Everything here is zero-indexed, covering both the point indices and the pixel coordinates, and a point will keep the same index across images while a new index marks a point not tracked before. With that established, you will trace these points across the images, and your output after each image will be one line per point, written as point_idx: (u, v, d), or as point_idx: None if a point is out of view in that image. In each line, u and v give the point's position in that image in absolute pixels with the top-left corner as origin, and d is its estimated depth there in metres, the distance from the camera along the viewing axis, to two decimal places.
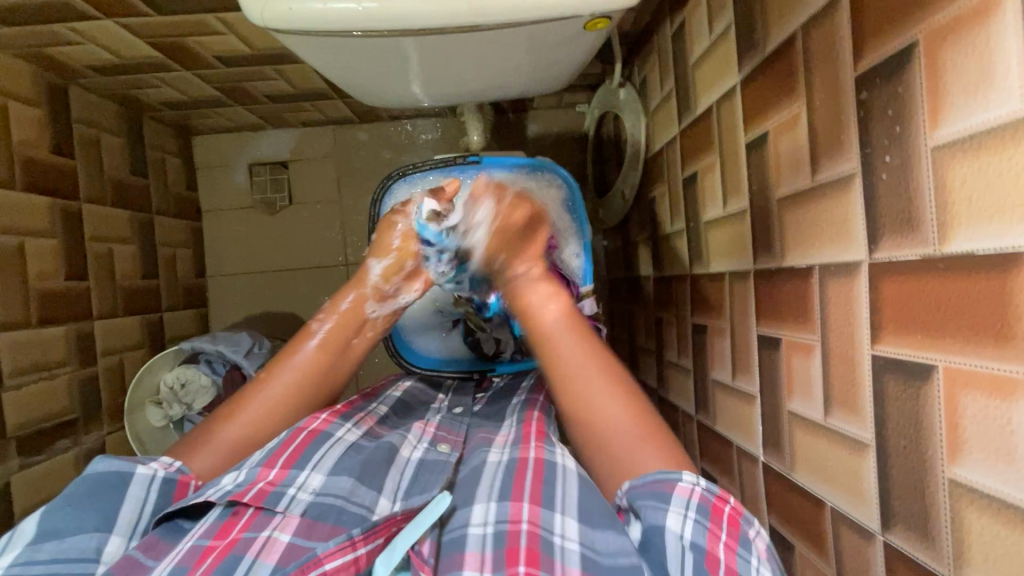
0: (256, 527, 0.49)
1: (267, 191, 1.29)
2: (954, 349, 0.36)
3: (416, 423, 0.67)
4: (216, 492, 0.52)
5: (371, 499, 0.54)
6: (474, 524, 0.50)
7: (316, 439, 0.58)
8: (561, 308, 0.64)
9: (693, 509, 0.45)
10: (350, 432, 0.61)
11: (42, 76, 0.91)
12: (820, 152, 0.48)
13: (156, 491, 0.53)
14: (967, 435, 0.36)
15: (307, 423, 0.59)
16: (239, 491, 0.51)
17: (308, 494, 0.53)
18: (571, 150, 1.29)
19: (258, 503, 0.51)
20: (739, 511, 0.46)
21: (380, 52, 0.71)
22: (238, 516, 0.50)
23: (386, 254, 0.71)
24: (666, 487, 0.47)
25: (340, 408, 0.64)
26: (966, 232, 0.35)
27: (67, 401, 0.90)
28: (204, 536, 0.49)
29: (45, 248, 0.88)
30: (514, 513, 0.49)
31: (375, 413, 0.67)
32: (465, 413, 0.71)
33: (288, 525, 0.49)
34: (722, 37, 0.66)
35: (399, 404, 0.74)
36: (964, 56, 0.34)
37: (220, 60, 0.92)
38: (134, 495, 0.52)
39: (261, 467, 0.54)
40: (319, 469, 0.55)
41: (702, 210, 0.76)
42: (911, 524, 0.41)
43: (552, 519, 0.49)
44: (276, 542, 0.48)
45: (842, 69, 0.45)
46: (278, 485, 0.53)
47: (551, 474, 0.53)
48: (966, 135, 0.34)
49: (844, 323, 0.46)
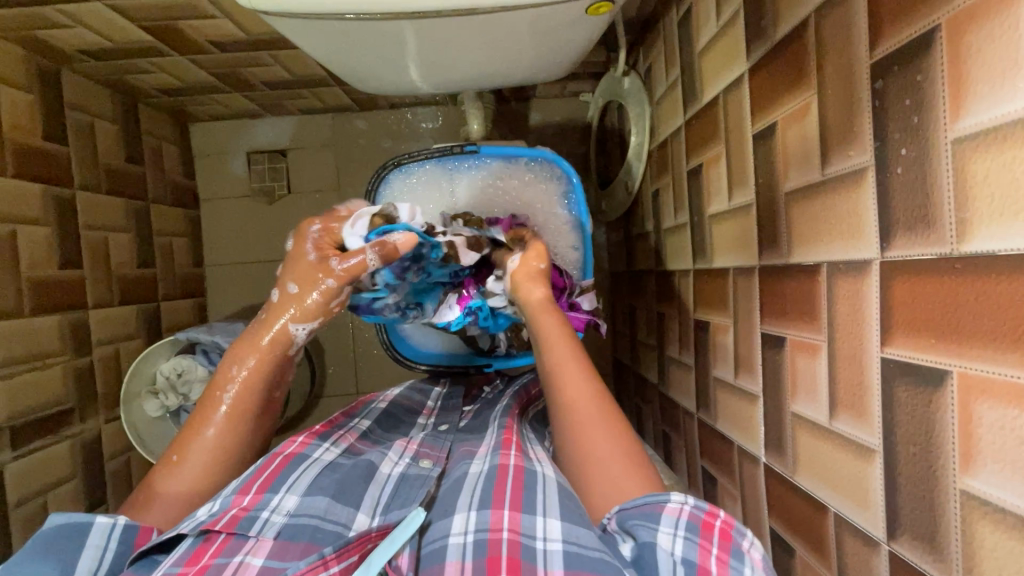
0: (229, 551, 0.47)
1: (265, 181, 1.26)
2: (970, 354, 0.34)
3: (398, 440, 0.65)
4: (188, 522, 0.48)
5: (347, 516, 0.52)
6: (454, 533, 0.48)
7: (292, 462, 0.56)
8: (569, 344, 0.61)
9: (682, 528, 0.43)
10: (328, 452, 0.60)
11: (34, 60, 0.89)
12: (831, 144, 0.46)
13: (117, 538, 0.49)
14: (982, 445, 0.34)
15: (283, 448, 0.58)
16: (212, 520, 0.48)
17: (282, 516, 0.51)
18: (574, 140, 1.27)
19: (229, 528, 0.48)
20: (730, 524, 0.44)
21: (375, 36, 0.68)
22: (210, 543, 0.47)
23: (309, 318, 0.62)
24: (655, 508, 0.45)
25: (318, 428, 0.63)
26: (987, 230, 0.33)
27: (62, 391, 0.89)
28: (174, 564, 0.45)
29: (38, 235, 0.87)
30: (495, 522, 0.48)
31: (355, 429, 0.66)
32: (449, 430, 0.70)
33: (261, 548, 0.47)
34: (730, 24, 0.63)
35: (384, 415, 0.73)
36: (991, 41, 0.32)
37: (215, 45, 0.90)
38: (93, 545, 0.48)
39: (235, 494, 0.51)
40: (293, 490, 0.53)
41: (706, 203, 0.74)
42: (919, 534, 0.39)
43: (534, 524, 0.47)
44: (249, 567, 0.45)
45: (856, 56, 0.42)
46: (251, 510, 0.50)
47: (531, 481, 0.53)
48: (988, 128, 0.32)
49: (852, 322, 0.44)
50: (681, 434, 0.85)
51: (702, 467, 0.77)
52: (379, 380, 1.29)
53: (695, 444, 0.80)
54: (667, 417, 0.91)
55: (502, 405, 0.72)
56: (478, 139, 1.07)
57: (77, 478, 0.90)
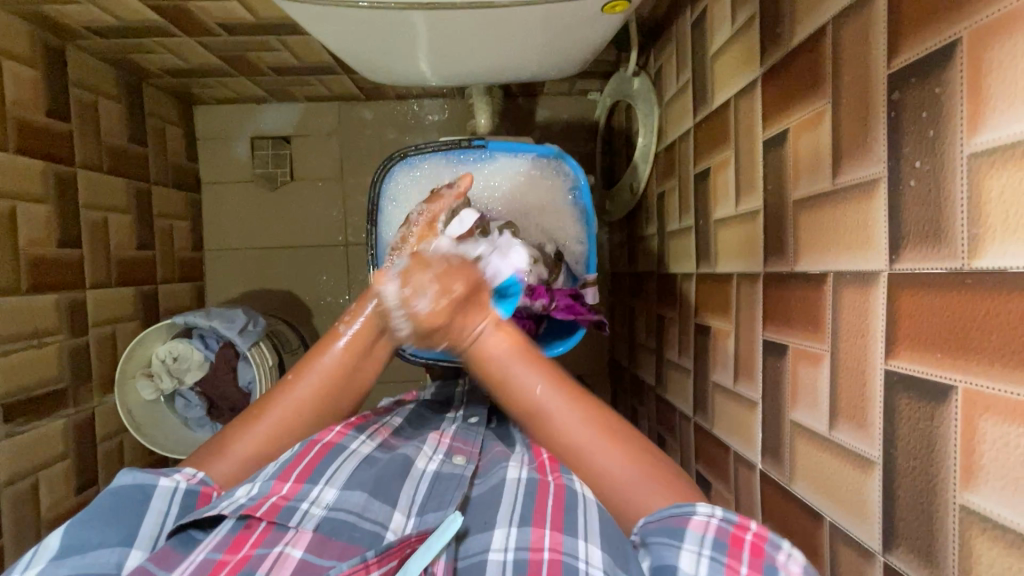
0: (268, 542, 0.47)
1: (269, 166, 1.26)
2: (976, 370, 0.34)
3: (431, 433, 0.64)
4: (228, 505, 0.50)
5: (384, 514, 0.52)
6: (494, 549, 0.48)
7: (331, 452, 0.55)
8: (553, 384, 0.55)
9: (708, 546, 0.43)
10: (364, 445, 0.58)
11: (39, 35, 0.88)
12: (843, 153, 0.46)
13: (179, 502, 0.51)
14: (984, 463, 0.34)
15: (321, 435, 0.56)
16: (252, 504, 0.49)
17: (321, 508, 0.51)
18: (580, 139, 1.27)
19: (271, 518, 0.49)
20: (763, 538, 0.43)
21: (389, 26, 0.68)
22: (250, 531, 0.48)
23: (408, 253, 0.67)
24: (679, 523, 0.45)
25: (354, 419, 0.62)
26: (999, 248, 0.33)
27: (57, 370, 0.88)
28: (215, 550, 0.47)
29: (37, 213, 0.86)
30: (535, 541, 0.47)
31: (389, 424, 0.65)
32: (481, 424, 0.68)
33: (301, 540, 0.47)
34: (745, 28, 0.63)
35: (414, 414, 0.72)
36: (1013, 56, 0.32)
37: (223, 28, 0.90)
38: (156, 509, 0.50)
39: (274, 480, 0.52)
40: (332, 483, 0.53)
41: (713, 208, 0.73)
42: (916, 548, 0.39)
43: (575, 545, 0.47)
44: (288, 559, 0.46)
45: (873, 66, 0.42)
46: (291, 500, 0.51)
47: (572, 500, 0.51)
48: (1005, 144, 0.32)
49: (856, 333, 0.44)
50: (676, 438, 0.85)
51: (696, 471, 0.77)
52: None
53: (690, 447, 0.80)
54: (664, 419, 0.91)
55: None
56: (485, 134, 1.07)
57: (70, 458, 0.89)
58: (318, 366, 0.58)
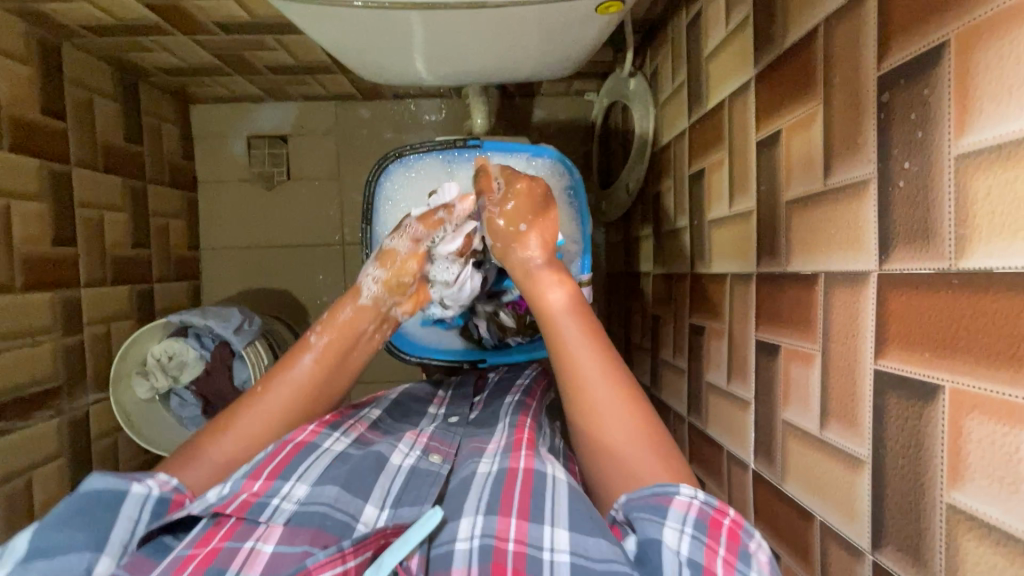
0: (238, 536, 0.47)
1: (265, 165, 1.27)
2: (962, 369, 0.34)
3: (408, 431, 0.63)
4: (198, 505, 0.50)
5: (356, 507, 0.52)
6: (461, 539, 0.48)
7: (303, 450, 0.56)
8: (605, 358, 0.57)
9: (689, 524, 0.43)
10: (338, 441, 0.58)
11: (34, 33, 0.88)
12: (834, 154, 0.46)
13: (150, 510, 0.51)
14: (970, 461, 0.34)
15: (294, 434, 0.57)
16: (222, 503, 0.50)
17: (292, 503, 0.51)
18: (576, 139, 1.27)
19: (240, 514, 0.49)
20: (739, 523, 0.44)
21: (384, 26, 0.68)
22: (220, 526, 0.49)
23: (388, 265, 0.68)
24: (662, 501, 0.45)
25: (330, 415, 0.62)
26: (985, 248, 0.33)
27: (51, 368, 0.88)
28: (186, 547, 0.47)
29: (32, 211, 0.86)
30: (502, 530, 0.48)
31: (366, 418, 0.66)
32: (460, 423, 0.68)
33: (271, 535, 0.47)
34: (739, 29, 0.63)
35: (395, 408, 0.72)
36: (999, 59, 0.32)
37: (219, 26, 0.90)
38: (127, 515, 0.50)
39: (245, 479, 0.52)
40: (304, 479, 0.53)
41: (707, 208, 0.74)
42: (904, 546, 0.40)
43: (541, 534, 0.47)
44: (259, 554, 0.45)
45: (864, 67, 0.43)
46: (262, 496, 0.51)
47: (541, 483, 0.52)
48: (992, 146, 0.32)
49: (846, 333, 0.45)
50: None
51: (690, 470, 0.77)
52: (373, 370, 1.29)
53: (685, 447, 0.80)
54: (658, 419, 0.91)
55: (511, 398, 0.71)
56: (481, 134, 1.07)
57: (63, 456, 0.89)
58: (288, 377, 0.60)
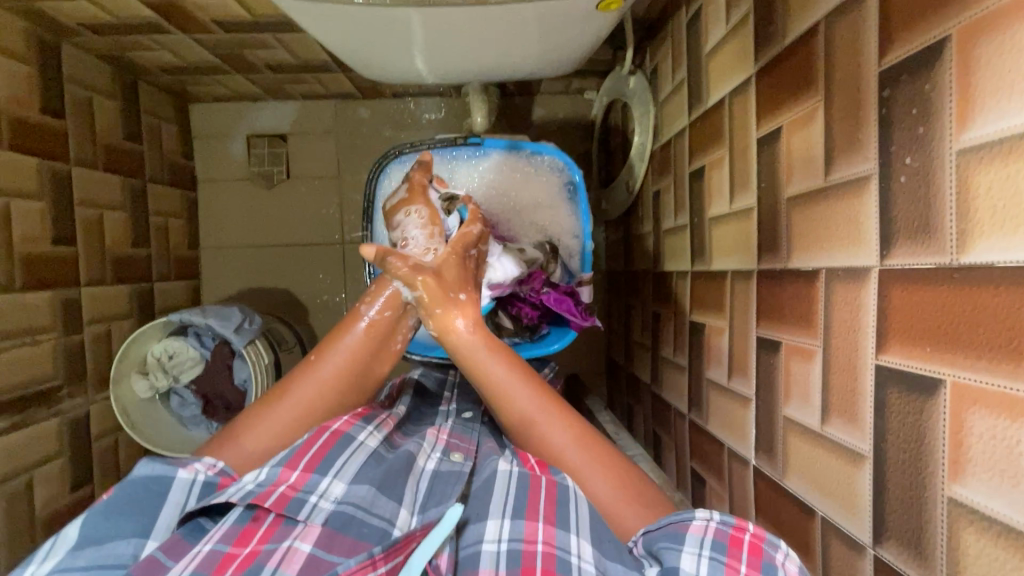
0: (277, 537, 0.47)
1: (264, 164, 1.26)
2: (964, 363, 0.34)
3: (430, 429, 0.64)
4: (238, 491, 0.49)
5: (391, 510, 0.51)
6: (487, 540, 0.48)
7: (340, 441, 0.55)
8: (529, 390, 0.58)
9: (707, 547, 0.44)
10: (372, 436, 0.58)
11: (33, 34, 0.88)
12: (835, 151, 0.46)
13: (196, 494, 0.51)
14: (971, 455, 0.34)
15: (331, 423, 0.57)
16: (262, 493, 0.49)
17: (329, 502, 0.51)
18: (577, 137, 1.27)
19: (279, 509, 0.49)
20: (760, 538, 0.44)
21: (385, 24, 0.68)
22: (257, 523, 0.48)
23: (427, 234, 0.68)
24: (680, 528, 0.46)
25: (362, 410, 0.62)
26: (985, 243, 0.33)
27: (51, 367, 0.88)
28: (223, 539, 0.46)
29: (31, 210, 0.86)
30: (529, 533, 0.48)
31: (395, 415, 0.66)
32: (475, 419, 0.69)
33: (309, 534, 0.47)
34: (739, 27, 0.64)
35: (412, 409, 0.74)
36: (999, 54, 0.32)
37: (219, 25, 0.90)
38: (174, 501, 0.50)
39: (283, 468, 0.52)
40: (341, 476, 0.53)
41: (708, 205, 0.74)
42: (905, 541, 0.40)
43: (568, 540, 0.47)
44: (297, 553, 0.45)
45: (865, 64, 0.43)
46: (300, 491, 0.51)
47: (564, 495, 0.52)
48: (993, 141, 0.33)
49: (847, 327, 0.45)
50: (671, 435, 0.86)
51: (691, 467, 0.78)
52: None
53: (685, 445, 0.80)
54: (659, 417, 0.91)
55: None
56: (481, 132, 1.07)
57: (64, 456, 0.89)
58: (340, 346, 0.60)
